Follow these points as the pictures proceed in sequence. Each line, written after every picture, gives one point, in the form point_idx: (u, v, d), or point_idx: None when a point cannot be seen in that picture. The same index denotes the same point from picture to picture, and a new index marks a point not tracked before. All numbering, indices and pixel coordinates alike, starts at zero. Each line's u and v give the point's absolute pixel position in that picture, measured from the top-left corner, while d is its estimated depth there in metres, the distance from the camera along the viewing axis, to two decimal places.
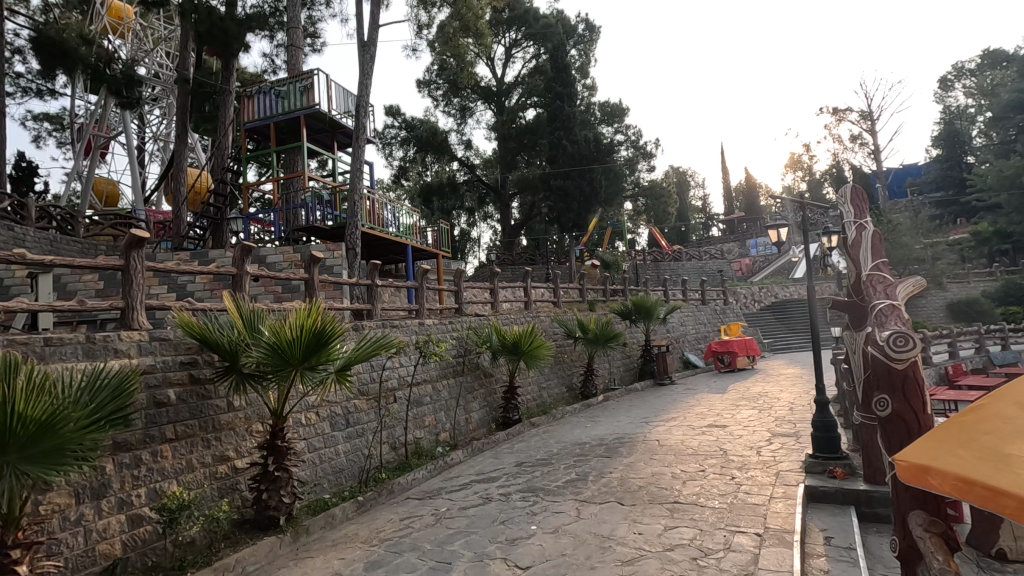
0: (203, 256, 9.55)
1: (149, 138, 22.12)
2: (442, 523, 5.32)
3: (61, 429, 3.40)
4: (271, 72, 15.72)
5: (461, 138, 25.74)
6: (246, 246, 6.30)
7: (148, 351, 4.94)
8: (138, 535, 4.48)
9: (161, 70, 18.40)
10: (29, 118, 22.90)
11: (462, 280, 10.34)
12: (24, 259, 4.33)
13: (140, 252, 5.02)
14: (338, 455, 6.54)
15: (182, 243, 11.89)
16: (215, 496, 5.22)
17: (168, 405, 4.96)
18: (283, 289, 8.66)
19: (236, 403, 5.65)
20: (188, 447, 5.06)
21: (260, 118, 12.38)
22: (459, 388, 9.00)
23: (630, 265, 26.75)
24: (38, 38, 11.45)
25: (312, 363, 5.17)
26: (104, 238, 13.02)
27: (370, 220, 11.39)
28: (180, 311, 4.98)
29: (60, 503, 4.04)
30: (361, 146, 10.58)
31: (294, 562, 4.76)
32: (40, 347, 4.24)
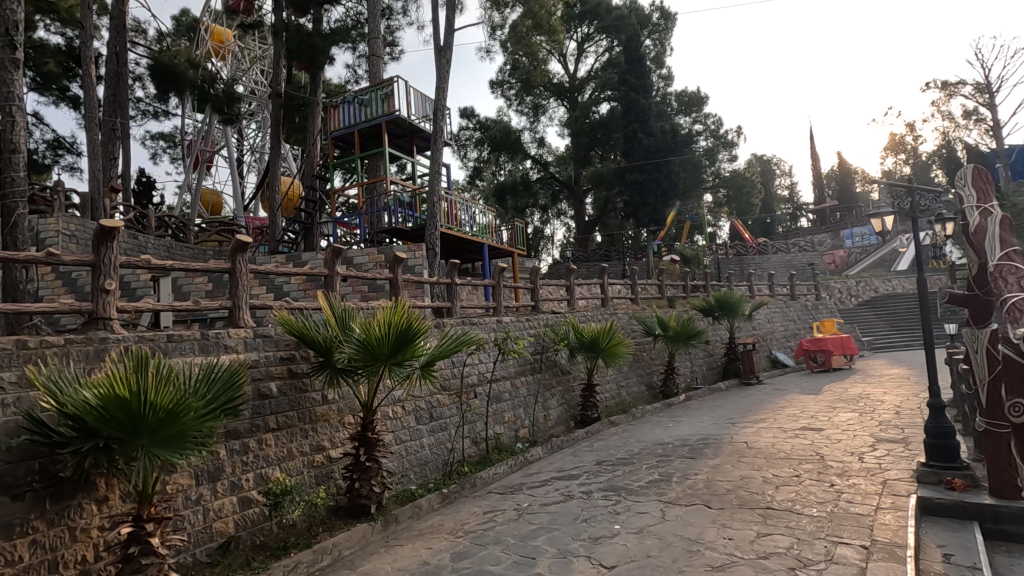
0: (297, 258, 10.20)
1: (247, 150, 23.90)
2: (524, 518, 5.37)
3: (184, 417, 3.76)
4: (353, 82, 16.50)
5: (534, 136, 25.83)
6: (335, 248, 6.68)
7: (253, 347, 5.36)
8: (248, 516, 4.88)
9: (257, 86, 19.87)
10: (148, 137, 25.56)
11: (539, 278, 10.39)
12: (150, 265, 4.87)
13: (244, 255, 5.48)
14: (423, 448, 6.77)
15: (277, 246, 12.73)
16: (314, 482, 5.57)
17: (271, 397, 5.35)
18: (369, 289, 9.10)
19: (330, 396, 6.00)
20: (289, 436, 5.44)
21: (345, 126, 13.04)
22: (537, 385, 9.05)
23: (711, 259, 25.68)
24: (155, 66, 12.70)
25: (399, 359, 5.39)
26: (210, 244, 14.20)
27: (448, 221, 11.72)
28: (282, 311, 5.35)
29: (183, 484, 4.49)
30: (439, 149, 10.87)
31: (385, 549, 4.98)
32: (164, 342, 4.72)
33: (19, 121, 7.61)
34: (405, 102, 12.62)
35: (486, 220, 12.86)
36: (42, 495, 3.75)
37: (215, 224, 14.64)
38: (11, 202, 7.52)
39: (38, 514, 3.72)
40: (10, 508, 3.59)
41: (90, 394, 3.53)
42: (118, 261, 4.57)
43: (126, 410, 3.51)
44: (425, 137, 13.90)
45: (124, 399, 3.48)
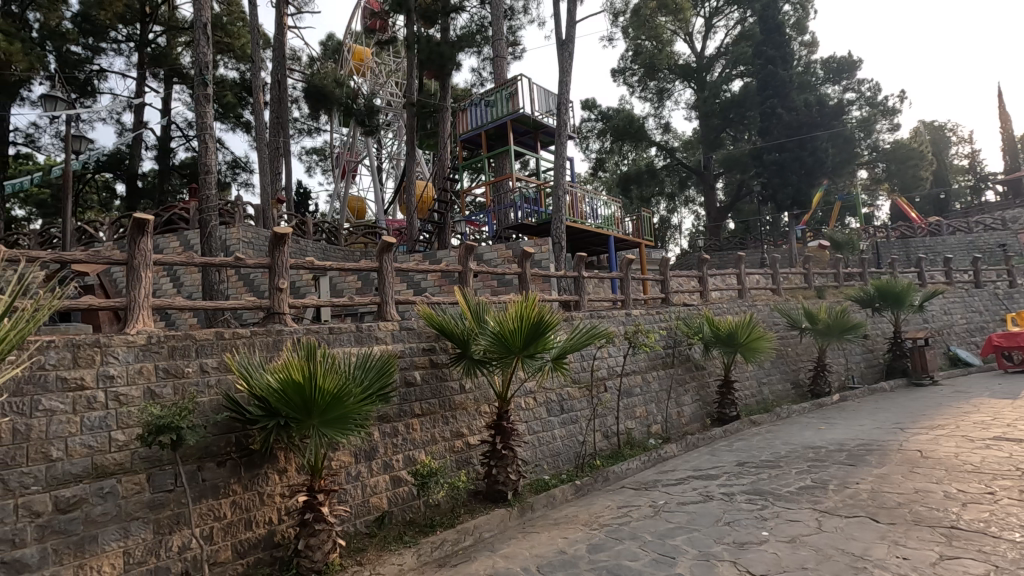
0: (433, 257, 10.84)
1: (386, 158, 25.88)
2: (660, 516, 5.22)
3: (346, 400, 4.19)
4: (478, 84, 17.10)
5: (659, 121, 24.81)
6: (468, 245, 7.02)
7: (399, 338, 5.84)
8: (399, 493, 5.33)
9: (393, 98, 21.34)
10: (304, 153, 28.77)
11: (668, 268, 10.00)
12: (312, 265, 5.50)
13: (389, 254, 5.98)
14: (555, 440, 6.89)
15: (414, 245, 13.56)
16: (455, 466, 5.92)
17: (415, 384, 5.79)
18: (498, 283, 9.40)
19: (467, 385, 6.31)
20: (432, 421, 5.83)
21: (473, 128, 13.68)
22: (670, 379, 8.76)
23: (868, 244, 22.80)
24: (308, 88, 14.21)
25: (531, 352, 5.51)
26: (358, 245, 15.54)
27: (573, 214, 11.72)
28: (423, 306, 5.73)
29: (345, 461, 5.02)
30: (563, 143, 10.87)
31: (522, 535, 5.13)
32: (326, 334, 5.30)
33: (209, 148, 8.98)
34: (529, 99, 12.82)
35: (612, 211, 12.65)
36: (239, 464, 4.43)
37: (360, 228, 15.90)
38: (205, 215, 8.87)
39: (236, 479, 4.40)
40: (217, 473, 4.31)
41: (273, 378, 4.08)
42: (288, 263, 5.25)
43: (301, 393, 3.99)
44: (549, 132, 14.01)
45: (299, 383, 3.97)
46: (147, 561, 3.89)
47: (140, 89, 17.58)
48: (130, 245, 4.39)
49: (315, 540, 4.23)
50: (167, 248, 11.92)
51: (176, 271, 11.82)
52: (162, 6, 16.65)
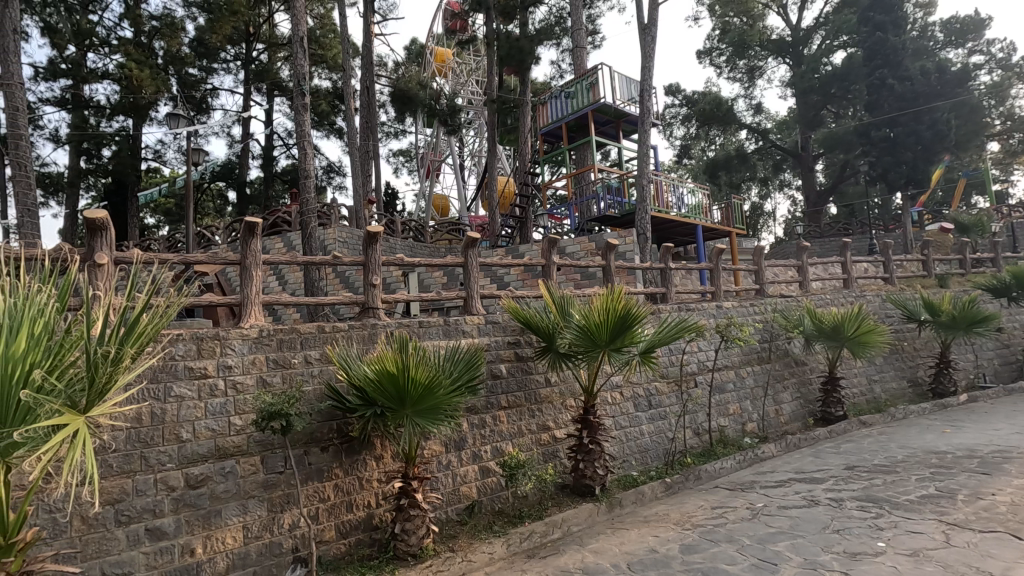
0: (515, 251, 10.93)
1: (468, 156, 26.41)
2: (759, 519, 4.94)
3: (436, 392, 4.31)
4: (558, 77, 16.97)
5: (750, 102, 23.41)
6: (551, 239, 7.01)
7: (485, 332, 5.96)
8: (488, 484, 5.44)
9: (474, 96, 21.70)
10: (392, 155, 30.04)
11: (763, 258, 9.42)
12: (403, 262, 5.73)
13: (474, 249, 6.10)
14: (643, 435, 6.72)
15: (496, 240, 13.68)
16: (542, 459, 5.94)
17: (501, 377, 5.88)
18: (581, 277, 9.29)
19: (552, 379, 6.31)
20: (519, 414, 5.89)
21: (554, 121, 13.66)
22: (767, 375, 8.27)
23: (1001, 225, 20.14)
24: (395, 92, 14.81)
25: (619, 345, 5.40)
26: (443, 242, 15.95)
27: (658, 203, 11.35)
28: (509, 301, 5.77)
29: (436, 450, 5.20)
30: (647, 131, 10.52)
31: (611, 531, 5.06)
32: (417, 328, 5.52)
33: (307, 153, 9.60)
34: (611, 88, 12.55)
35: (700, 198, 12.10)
36: (340, 449, 4.70)
37: (444, 225, 16.21)
38: (306, 217, 9.51)
39: (338, 464, 4.68)
40: (321, 457, 4.61)
41: (370, 370, 4.29)
42: (381, 260, 5.52)
43: (395, 384, 4.17)
44: (632, 120, 13.63)
45: (393, 374, 4.14)
46: (263, 535, 4.24)
47: (247, 103, 19.14)
48: (242, 246, 4.80)
49: (410, 525, 4.42)
50: (272, 249, 12.91)
51: (281, 269, 12.78)
52: (264, 25, 18.03)
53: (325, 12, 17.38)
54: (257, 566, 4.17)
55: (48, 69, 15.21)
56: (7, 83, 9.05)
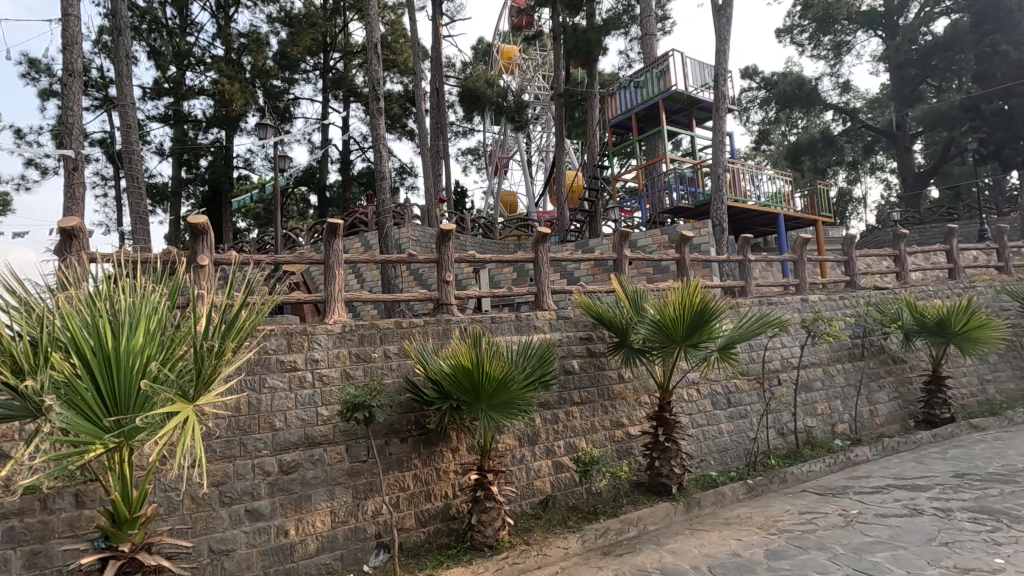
0: (585, 246, 10.82)
1: (535, 151, 26.39)
2: (854, 527, 4.61)
3: (510, 387, 4.36)
4: (627, 67, 16.57)
5: (837, 80, 21.78)
6: (623, 232, 6.89)
7: (557, 327, 5.96)
8: (562, 479, 5.44)
9: (541, 91, 21.60)
10: (461, 153, 30.56)
11: (854, 247, 8.77)
12: (474, 258, 5.82)
13: (544, 244, 6.11)
14: (722, 434, 6.46)
15: (565, 236, 13.56)
16: (617, 456, 5.85)
17: (574, 373, 5.85)
18: (654, 271, 9.04)
19: (626, 374, 6.21)
20: (592, 410, 5.84)
21: (624, 112, 13.41)
22: (860, 373, 7.72)
23: None
24: (464, 92, 15.02)
25: (695, 341, 5.21)
26: (512, 238, 16.03)
27: (735, 192, 10.84)
28: (581, 296, 5.72)
29: (510, 444, 5.27)
30: (722, 117, 10.05)
31: (690, 532, 4.91)
32: (489, 323, 5.61)
33: (383, 156, 9.96)
34: (682, 75, 12.10)
35: (781, 185, 11.43)
36: (418, 441, 4.87)
37: (513, 221, 16.28)
38: (382, 217, 9.88)
39: (417, 455, 4.85)
40: (401, 447, 4.79)
41: (446, 364, 4.40)
42: (454, 257, 5.65)
43: (470, 378, 4.25)
44: (706, 107, 13.09)
45: (468, 368, 4.23)
46: (349, 520, 4.47)
47: (325, 110, 20.12)
48: (326, 245, 5.08)
49: (487, 516, 4.50)
50: (351, 249, 13.54)
51: (359, 268, 13.36)
52: (340, 35, 18.85)
53: (396, 18, 17.98)
54: (343, 549, 4.39)
55: (154, 89, 16.71)
56: (121, 104, 10.04)
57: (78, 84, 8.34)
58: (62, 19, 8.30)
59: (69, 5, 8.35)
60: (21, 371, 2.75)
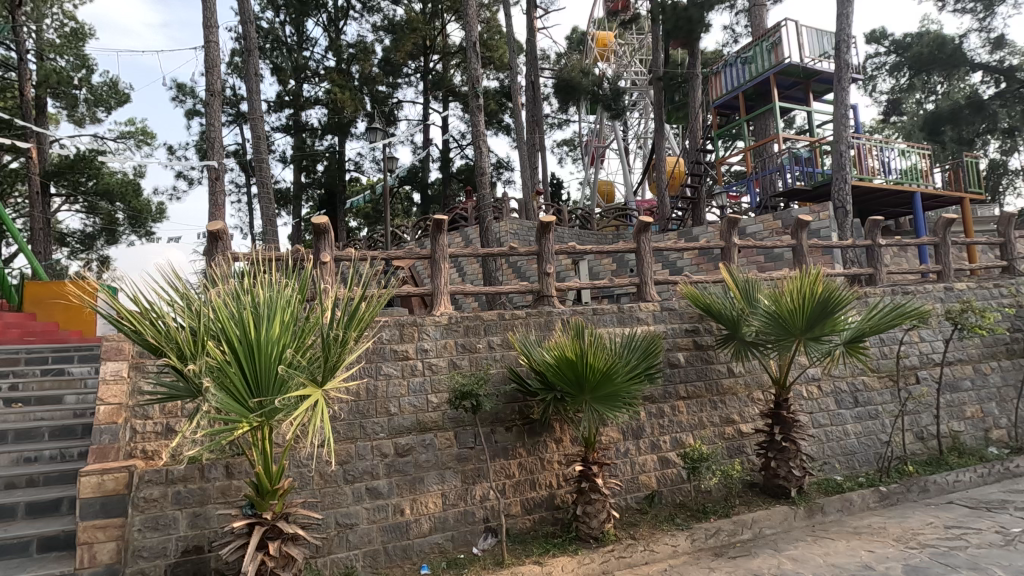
0: (689, 234, 10.36)
1: (632, 138, 25.62)
2: (1016, 547, 4.03)
3: (615, 379, 4.31)
4: (732, 42, 15.56)
5: (988, 36, 18.88)
6: (732, 219, 6.52)
7: (661, 319, 5.79)
8: (668, 475, 5.28)
9: (638, 77, 20.91)
10: (556, 145, 30.43)
11: (1012, 228, 7.62)
12: (575, 249, 5.80)
13: (646, 234, 5.95)
14: (848, 436, 5.93)
15: (666, 225, 12.93)
16: (727, 454, 5.58)
17: (679, 366, 5.65)
18: (766, 259, 8.46)
19: (736, 369, 5.89)
20: (699, 405, 5.60)
21: (730, 90, 12.64)
22: (1019, 373, 6.72)
23: None
24: (559, 84, 14.91)
25: (817, 334, 4.81)
26: (610, 228, 15.72)
27: (860, 170, 9.83)
28: (687, 286, 5.50)
29: (613, 437, 5.21)
30: (844, 88, 9.13)
31: (813, 539, 4.57)
32: (591, 315, 5.57)
33: (482, 152, 10.19)
34: (797, 45, 11.15)
35: (917, 160, 10.18)
36: (522, 430, 4.97)
37: (611, 211, 15.95)
38: (483, 212, 10.12)
39: (521, 444, 4.95)
40: (506, 436, 4.92)
41: (549, 355, 4.43)
42: (554, 249, 5.67)
43: (574, 369, 4.25)
44: (825, 79, 11.97)
45: (572, 360, 4.23)
46: (458, 503, 4.66)
47: (426, 111, 20.92)
48: (432, 240, 5.32)
49: (592, 508, 4.48)
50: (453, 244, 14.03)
51: (461, 262, 13.81)
52: (438, 37, 19.44)
53: (491, 15, 18.28)
54: (454, 530, 4.59)
55: (277, 102, 18.35)
56: (252, 117, 11.14)
57: (217, 102, 9.39)
58: (205, 46, 9.37)
59: (210, 32, 9.41)
60: (184, 356, 3.16)
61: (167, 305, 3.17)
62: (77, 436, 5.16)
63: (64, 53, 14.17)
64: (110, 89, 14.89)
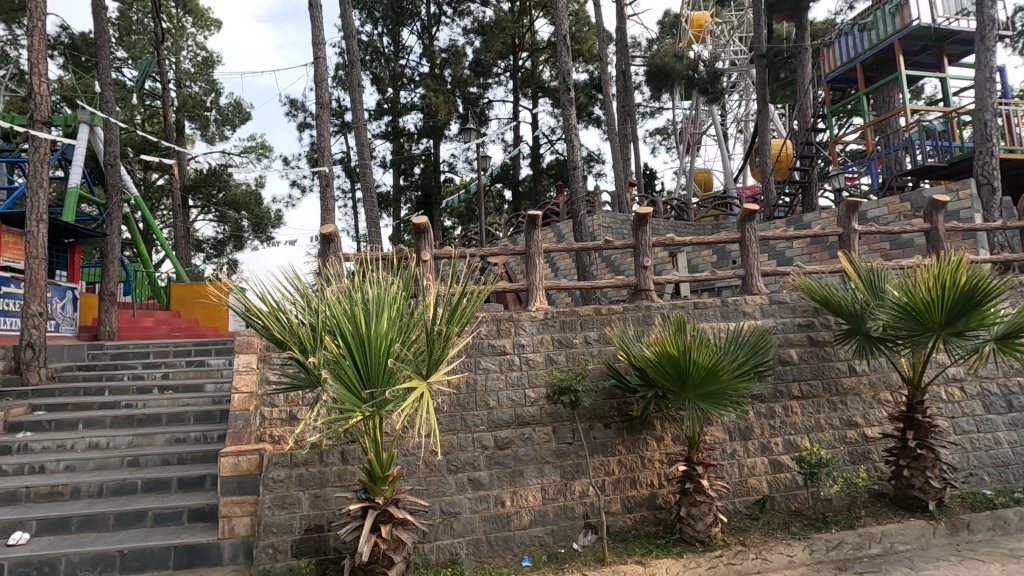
0: (799, 222, 9.60)
1: (732, 122, 24.17)
2: None
3: (721, 376, 4.09)
4: (847, 9, 14.19)
5: None
6: (851, 202, 5.95)
7: (769, 313, 5.42)
8: (781, 479, 4.94)
9: (737, 56, 19.69)
10: (649, 135, 29.42)
11: None
12: (673, 241, 5.58)
13: (751, 223, 5.62)
14: (1000, 445, 5.21)
15: (772, 212, 12.00)
16: (851, 460, 5.11)
17: (792, 363, 5.26)
18: (892, 245, 7.63)
19: (859, 367, 5.38)
20: (816, 406, 5.18)
21: (845, 62, 11.55)
22: None
23: None
24: (651, 71, 14.39)
25: (959, 330, 4.24)
26: (709, 219, 14.94)
27: (1009, 141, 8.57)
28: (799, 277, 5.10)
29: (719, 437, 4.97)
30: (988, 49, 7.96)
31: (958, 560, 4.06)
32: (692, 309, 5.34)
33: (574, 146, 10.09)
34: (927, 5, 9.95)
35: None
36: (621, 427, 4.88)
37: (709, 201, 15.16)
38: (576, 206, 10.03)
39: (620, 441, 4.86)
40: (604, 432, 4.85)
41: (650, 351, 4.30)
42: (651, 242, 5.49)
43: (676, 366, 4.08)
44: (963, 39, 10.55)
45: (674, 356, 4.06)
46: (558, 498, 4.67)
47: (516, 109, 21.10)
48: (527, 236, 5.35)
49: (697, 511, 4.30)
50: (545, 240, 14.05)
51: (553, 258, 13.80)
52: (527, 34, 19.50)
53: (580, 7, 18.05)
54: (554, 525, 4.60)
55: (377, 110, 19.40)
56: (356, 126, 11.86)
57: (326, 114, 10.09)
58: (314, 62, 10.10)
59: (319, 49, 10.13)
60: (305, 349, 3.44)
61: (289, 303, 3.45)
62: (216, 420, 5.79)
63: (197, 80, 15.97)
64: (235, 109, 16.63)
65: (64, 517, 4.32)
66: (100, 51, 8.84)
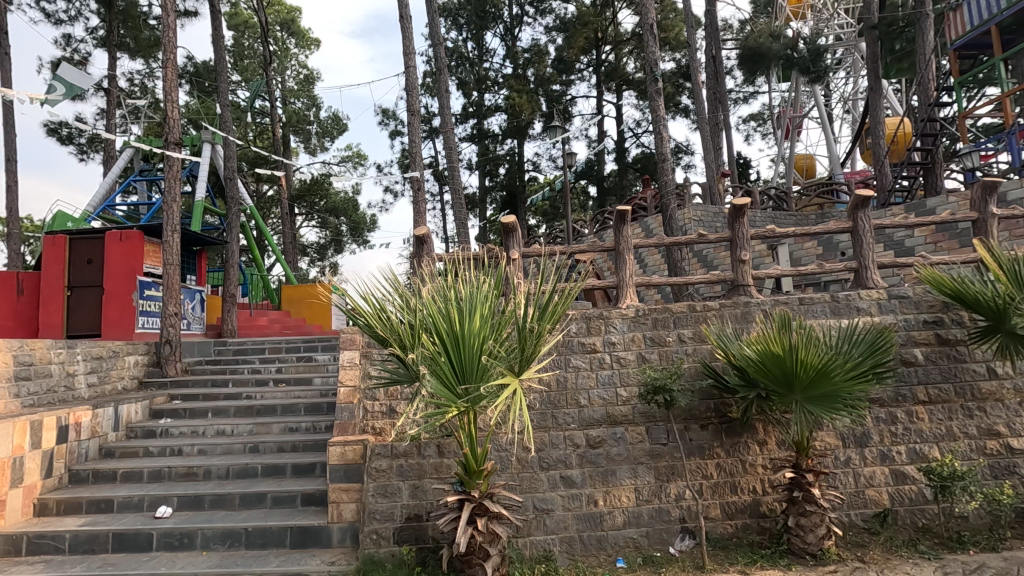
0: (921, 207, 8.67)
1: (837, 102, 22.24)
2: None
3: (832, 377, 3.78)
4: None
5: None
6: (988, 183, 5.27)
7: (888, 309, 4.94)
8: (905, 491, 4.48)
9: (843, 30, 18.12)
10: (742, 122, 27.78)
11: None
12: (775, 232, 5.24)
13: (865, 212, 5.15)
14: None
15: (888, 198, 10.91)
16: (991, 474, 4.53)
17: (916, 364, 4.76)
18: None
19: (1000, 370, 4.75)
20: (947, 412, 4.65)
21: (976, 26, 10.26)
22: None
23: None
24: (744, 53, 13.61)
25: None
26: (812, 208, 13.88)
27: None
28: (926, 269, 4.59)
29: (831, 443, 4.60)
30: None
31: None
32: (797, 305, 4.99)
33: (662, 137, 9.77)
34: None
35: None
36: (719, 429, 4.66)
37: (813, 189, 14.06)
38: (665, 200, 9.71)
39: (719, 443, 4.65)
40: (701, 434, 4.66)
41: (751, 350, 4.06)
42: (749, 234, 5.20)
43: (781, 365, 3.83)
44: None
45: (778, 355, 3.81)
46: (652, 500, 4.54)
47: (600, 104, 20.79)
48: (616, 232, 5.26)
49: (807, 521, 4.01)
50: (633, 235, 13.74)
51: (642, 254, 13.47)
52: (610, 27, 19.16)
53: None
54: (649, 527, 4.47)
55: (462, 114, 19.92)
56: (443, 130, 12.25)
57: (415, 120, 10.51)
58: (405, 72, 10.55)
59: (409, 59, 10.56)
60: (405, 346, 3.60)
61: (389, 302, 3.63)
62: (323, 412, 6.23)
63: (300, 96, 17.26)
64: (333, 121, 17.84)
65: (199, 495, 4.83)
66: (219, 77, 9.77)
